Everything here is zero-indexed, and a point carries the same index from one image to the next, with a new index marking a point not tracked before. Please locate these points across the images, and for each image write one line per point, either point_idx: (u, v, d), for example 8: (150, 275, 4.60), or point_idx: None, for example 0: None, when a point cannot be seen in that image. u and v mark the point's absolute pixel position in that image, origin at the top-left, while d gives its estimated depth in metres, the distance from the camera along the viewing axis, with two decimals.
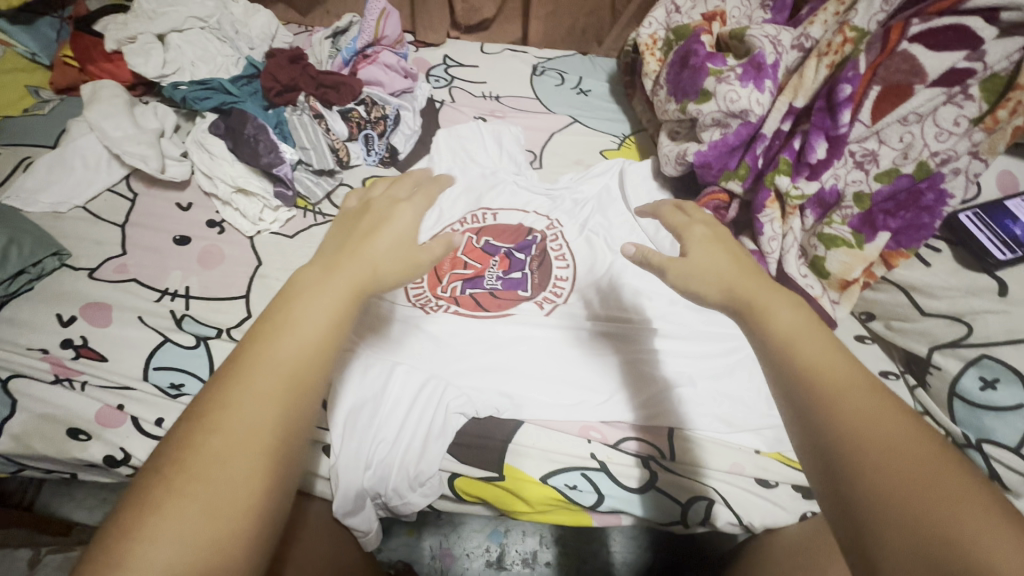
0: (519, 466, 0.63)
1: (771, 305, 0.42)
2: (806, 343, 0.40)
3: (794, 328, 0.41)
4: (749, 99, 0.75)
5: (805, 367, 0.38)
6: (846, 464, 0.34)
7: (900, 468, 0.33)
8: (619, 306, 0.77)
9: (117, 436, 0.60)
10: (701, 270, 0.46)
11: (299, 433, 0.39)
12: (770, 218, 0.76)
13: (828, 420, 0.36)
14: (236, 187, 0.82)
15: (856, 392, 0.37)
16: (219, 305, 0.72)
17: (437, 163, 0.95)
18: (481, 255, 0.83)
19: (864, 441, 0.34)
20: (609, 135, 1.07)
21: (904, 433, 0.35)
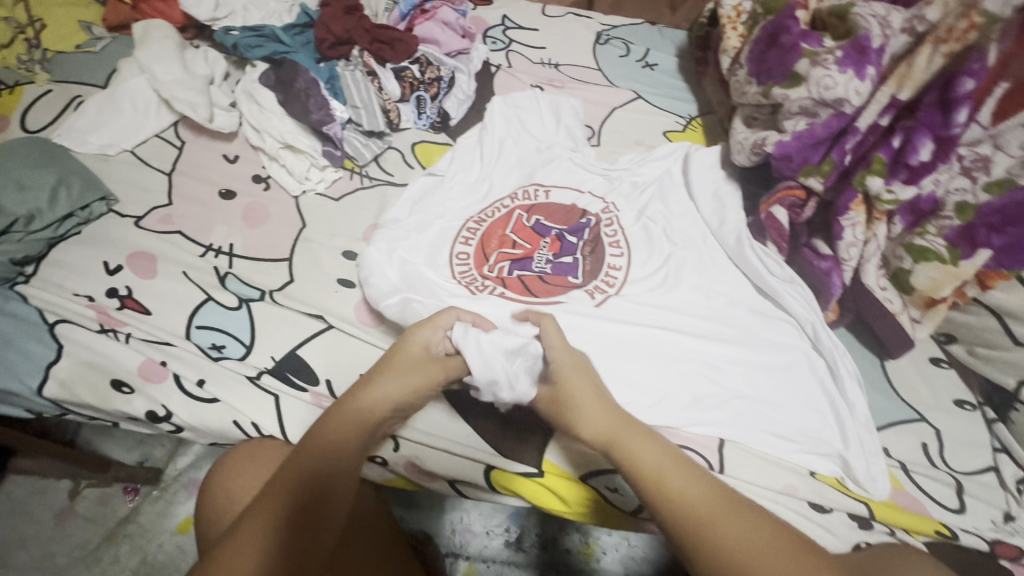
0: (560, 463, 0.60)
1: (633, 438, 0.52)
2: (653, 464, 0.50)
3: (689, 485, 0.49)
4: (846, 88, 0.67)
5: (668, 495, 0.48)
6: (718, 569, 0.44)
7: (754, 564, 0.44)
8: (673, 304, 0.72)
9: (159, 392, 0.59)
10: (587, 415, 0.55)
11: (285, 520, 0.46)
12: (853, 222, 0.69)
13: (694, 534, 0.46)
14: (284, 143, 0.79)
15: (709, 505, 0.47)
16: (262, 266, 0.71)
17: (488, 131, 0.89)
18: (531, 235, 0.79)
19: (722, 547, 0.45)
20: (674, 116, 0.99)
21: (757, 533, 0.46)
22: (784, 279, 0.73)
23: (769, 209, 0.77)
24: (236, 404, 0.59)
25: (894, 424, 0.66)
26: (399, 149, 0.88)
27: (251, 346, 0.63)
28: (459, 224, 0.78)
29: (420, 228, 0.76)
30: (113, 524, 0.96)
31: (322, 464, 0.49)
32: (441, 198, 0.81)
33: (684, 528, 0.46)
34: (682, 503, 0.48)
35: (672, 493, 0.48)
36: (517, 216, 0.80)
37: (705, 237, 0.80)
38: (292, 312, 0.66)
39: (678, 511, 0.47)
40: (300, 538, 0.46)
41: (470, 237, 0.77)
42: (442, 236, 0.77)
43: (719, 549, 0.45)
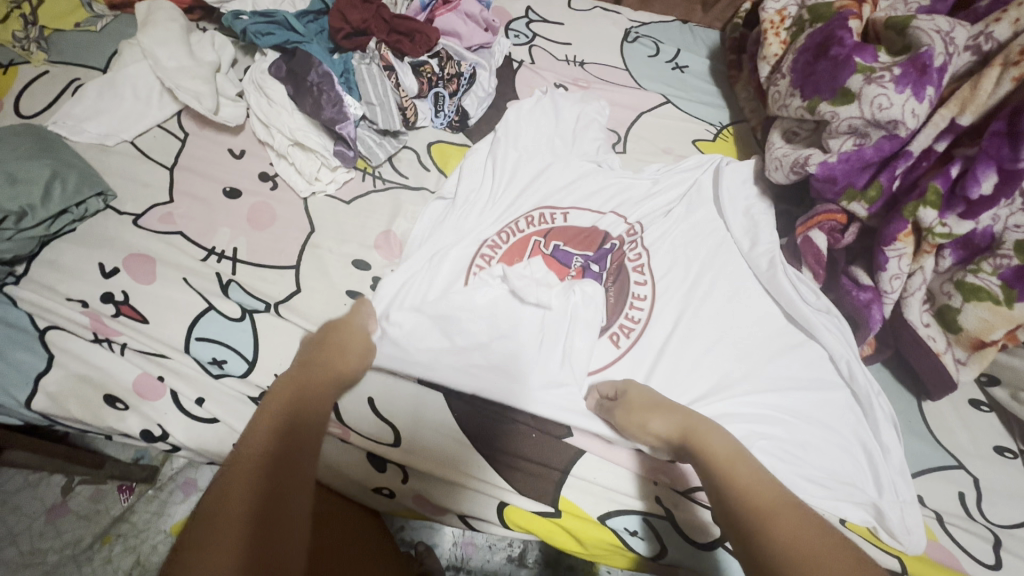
0: (577, 502, 0.57)
1: (701, 435, 0.53)
2: (731, 463, 0.50)
3: (758, 494, 0.47)
4: (903, 109, 0.62)
5: (738, 491, 0.47)
6: (789, 563, 0.42)
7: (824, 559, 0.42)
8: (698, 344, 0.67)
9: (156, 410, 0.56)
10: (655, 417, 0.55)
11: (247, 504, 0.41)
12: (899, 254, 0.64)
13: (766, 528, 0.44)
14: (293, 140, 0.75)
15: (774, 504, 0.47)
16: (267, 274, 0.66)
17: (500, 142, 0.82)
18: (553, 264, 0.72)
19: (791, 543, 0.43)
20: (705, 123, 0.94)
21: (822, 538, 0.44)
22: (819, 309, 0.69)
23: (806, 233, 0.72)
24: (236, 426, 0.56)
25: (931, 470, 0.62)
26: (414, 149, 0.83)
27: (253, 363, 0.59)
28: (473, 250, 0.71)
29: (428, 252, 0.70)
30: (107, 522, 0.93)
31: (294, 406, 0.50)
32: (458, 213, 0.75)
33: (753, 523, 0.45)
34: (750, 501, 0.47)
35: (744, 489, 0.48)
36: (534, 242, 0.75)
37: (735, 259, 0.76)
38: (298, 326, 0.62)
39: (749, 505, 0.46)
40: (291, 460, 0.46)
41: (487, 266, 0.70)
42: (455, 269, 0.69)
43: (788, 543, 0.43)
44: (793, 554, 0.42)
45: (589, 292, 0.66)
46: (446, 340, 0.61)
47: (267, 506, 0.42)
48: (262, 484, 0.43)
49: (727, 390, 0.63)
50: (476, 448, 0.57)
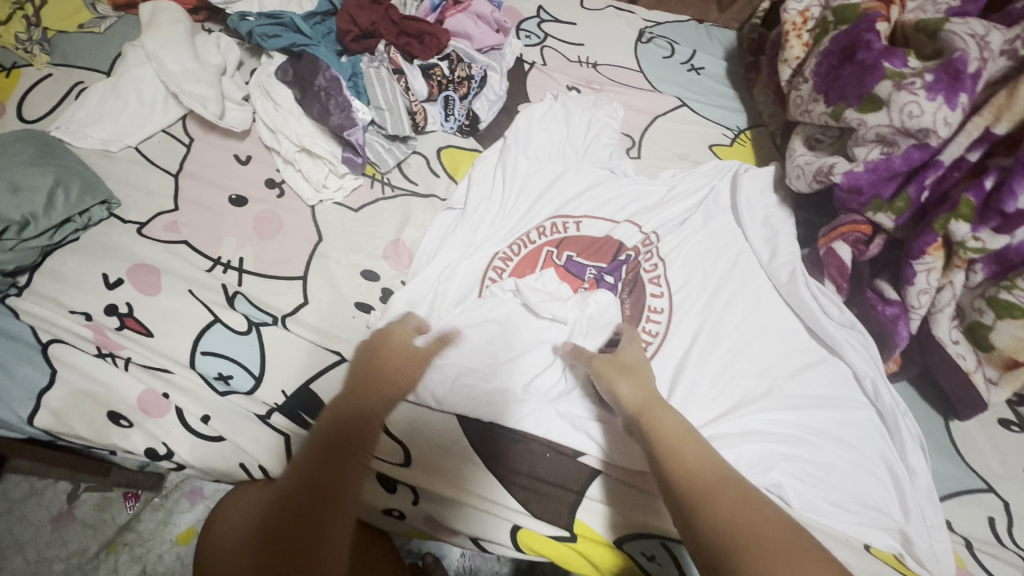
0: (592, 525, 0.55)
1: (658, 407, 0.50)
2: (682, 436, 0.47)
3: (699, 460, 0.45)
4: (934, 117, 0.60)
5: (677, 458, 0.45)
6: (716, 544, 0.39)
7: (759, 545, 0.39)
8: (716, 365, 0.65)
9: (160, 428, 0.55)
10: (624, 380, 0.54)
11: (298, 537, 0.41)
12: (928, 268, 0.62)
13: (699, 504, 0.42)
14: (300, 146, 0.73)
15: (717, 480, 0.43)
16: (274, 285, 0.65)
17: (509, 150, 0.80)
18: (566, 276, 0.71)
19: (723, 519, 0.41)
20: (721, 127, 0.92)
21: (768, 522, 0.41)
22: (842, 323, 0.67)
23: (829, 243, 0.70)
24: (242, 445, 0.55)
25: (959, 494, 0.60)
26: (424, 155, 0.81)
27: (260, 378, 0.58)
28: (484, 263, 0.71)
29: (439, 269, 0.68)
30: (112, 532, 0.92)
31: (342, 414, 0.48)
32: (468, 229, 0.73)
33: (688, 497, 0.42)
34: (689, 474, 0.44)
35: (687, 459, 0.45)
36: (546, 254, 0.73)
37: (754, 270, 0.73)
38: (305, 341, 0.61)
39: (686, 478, 0.44)
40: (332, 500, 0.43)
41: (498, 279, 0.70)
42: (466, 283, 0.69)
43: (719, 521, 0.41)
44: (720, 535, 0.40)
45: (604, 303, 0.66)
46: (459, 354, 0.61)
47: (304, 542, 0.41)
48: (303, 531, 0.42)
49: (748, 411, 0.61)
50: (487, 467, 0.56)
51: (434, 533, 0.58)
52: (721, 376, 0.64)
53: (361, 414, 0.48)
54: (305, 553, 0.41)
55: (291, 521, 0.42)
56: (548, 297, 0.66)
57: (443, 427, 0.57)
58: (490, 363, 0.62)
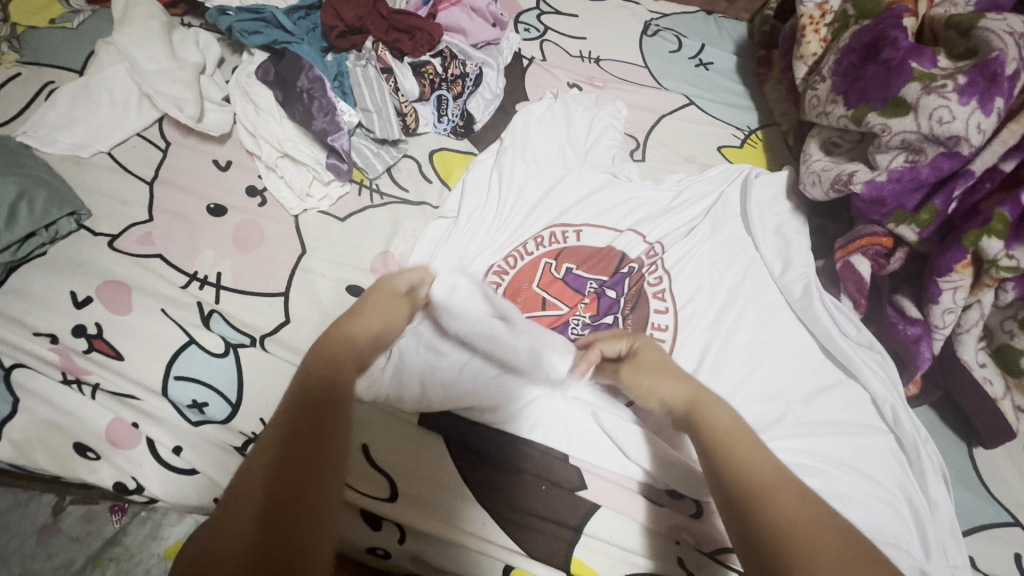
0: (590, 564, 0.51)
1: (709, 402, 0.49)
2: (739, 435, 0.46)
3: (756, 458, 0.44)
4: (967, 123, 0.55)
5: (734, 456, 0.44)
6: (774, 543, 0.39)
7: (826, 557, 0.38)
8: (725, 388, 0.61)
9: (128, 462, 0.52)
10: (657, 382, 0.52)
11: (274, 473, 0.37)
12: (955, 286, 0.57)
13: (763, 502, 0.41)
14: (283, 152, 0.69)
15: (782, 480, 0.42)
16: (254, 303, 0.61)
17: (507, 154, 0.76)
18: (566, 292, 0.67)
19: (784, 519, 0.40)
20: (731, 127, 0.87)
21: (831, 527, 0.40)
22: (859, 343, 0.63)
23: (847, 256, 0.65)
24: (216, 477, 0.52)
25: (986, 528, 0.56)
26: (416, 158, 0.77)
27: (237, 406, 0.54)
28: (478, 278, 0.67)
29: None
30: (99, 544, 0.82)
31: (314, 382, 0.42)
32: (460, 242, 0.69)
33: (749, 495, 0.42)
34: (748, 471, 0.43)
35: (745, 458, 0.44)
36: (544, 266, 0.69)
37: (765, 282, 0.69)
38: (285, 363, 0.57)
39: (749, 477, 0.42)
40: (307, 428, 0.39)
41: None
42: None
43: (783, 522, 0.40)
44: (785, 537, 0.39)
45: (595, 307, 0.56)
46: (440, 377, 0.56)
47: (282, 475, 0.37)
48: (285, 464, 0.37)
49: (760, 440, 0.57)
50: (478, 501, 0.52)
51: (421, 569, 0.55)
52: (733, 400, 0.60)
53: (332, 379, 0.43)
54: (279, 491, 0.36)
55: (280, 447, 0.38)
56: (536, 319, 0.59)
57: (429, 455, 0.54)
58: (473, 392, 0.55)
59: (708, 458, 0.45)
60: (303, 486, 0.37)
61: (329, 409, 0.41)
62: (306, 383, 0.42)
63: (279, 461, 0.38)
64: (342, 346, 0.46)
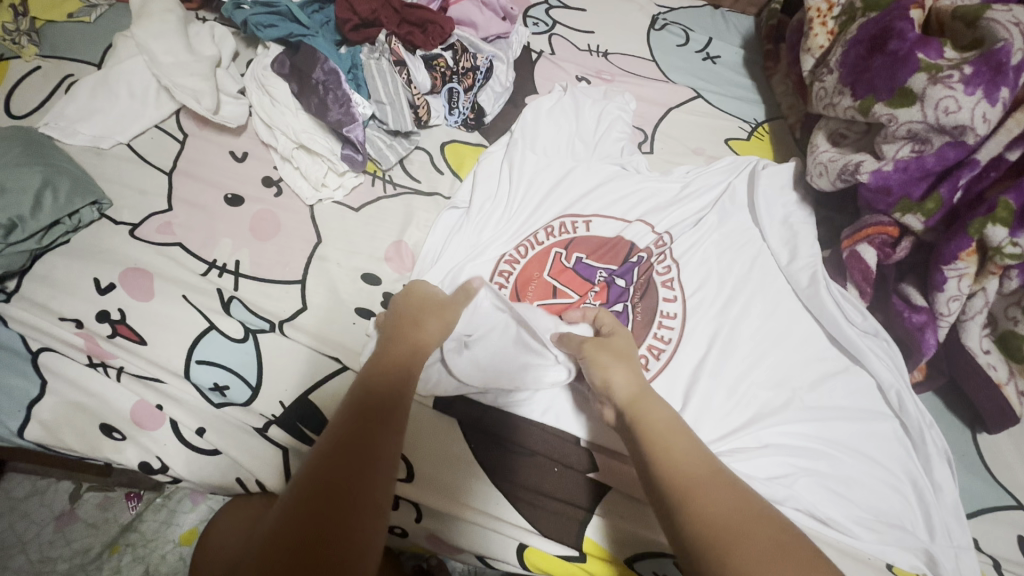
0: (602, 544, 0.52)
1: (646, 405, 0.49)
2: (667, 437, 0.46)
3: (683, 459, 0.44)
4: (972, 113, 0.56)
5: (662, 458, 0.45)
6: (698, 545, 0.39)
7: (745, 551, 0.37)
8: (732, 375, 0.62)
9: (152, 442, 0.54)
10: (610, 371, 0.53)
11: (333, 471, 0.39)
12: (960, 274, 0.58)
13: (682, 503, 0.41)
14: (298, 143, 0.70)
15: (704, 477, 0.43)
16: (272, 290, 0.62)
17: (517, 146, 0.77)
18: (576, 280, 0.68)
19: (706, 519, 0.40)
20: (738, 120, 0.88)
21: (758, 520, 0.40)
22: (864, 330, 0.64)
23: (853, 246, 0.66)
24: (238, 459, 0.53)
25: (989, 511, 0.57)
26: (427, 151, 0.78)
27: (257, 389, 0.56)
28: (489, 267, 0.68)
29: (444, 273, 0.65)
30: (115, 531, 0.81)
31: (369, 397, 0.45)
32: (471, 232, 0.70)
33: (671, 498, 0.42)
34: (670, 473, 0.43)
35: (667, 458, 0.44)
36: (554, 255, 0.70)
37: (772, 272, 0.70)
38: (303, 348, 0.58)
39: (670, 478, 0.43)
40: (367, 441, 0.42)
41: (505, 284, 0.67)
42: None
43: (704, 523, 0.39)
44: (704, 537, 0.39)
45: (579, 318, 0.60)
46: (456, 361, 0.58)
47: (344, 478, 0.39)
48: (342, 468, 0.39)
49: (767, 424, 0.58)
50: (492, 482, 0.54)
51: (437, 547, 0.56)
52: (741, 386, 0.61)
53: (388, 397, 0.46)
54: (342, 491, 0.38)
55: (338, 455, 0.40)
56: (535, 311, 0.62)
57: (448, 438, 0.55)
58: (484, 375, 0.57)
59: (643, 461, 0.46)
60: (360, 485, 0.39)
61: (390, 410, 0.45)
62: (360, 398, 0.45)
63: (339, 462, 0.39)
64: (411, 354, 0.52)
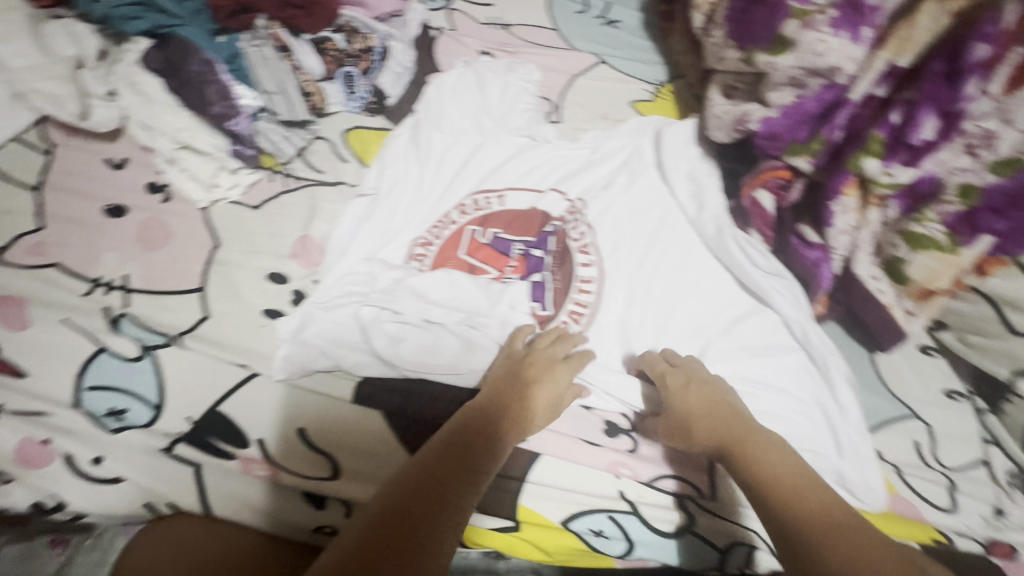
0: (536, 511, 0.54)
1: (727, 416, 0.53)
2: (761, 446, 0.49)
3: (774, 463, 0.48)
4: (840, 53, 0.60)
5: (760, 462, 0.48)
6: (815, 537, 0.42)
7: (863, 538, 0.41)
8: (652, 330, 0.64)
9: (47, 480, 0.50)
10: (680, 400, 0.55)
11: (415, 529, 0.40)
12: (844, 209, 0.63)
13: (788, 503, 0.44)
14: (180, 142, 0.66)
15: (808, 481, 0.46)
16: (167, 302, 0.58)
17: (422, 126, 0.77)
18: (492, 256, 0.68)
19: (825, 512, 0.43)
20: (642, 82, 0.89)
21: (853, 513, 0.44)
22: (769, 272, 0.67)
23: (752, 193, 0.71)
24: (148, 483, 0.50)
25: (885, 423, 0.63)
26: (328, 139, 0.74)
27: (160, 407, 0.52)
28: (403, 251, 0.67)
29: (356, 261, 0.64)
30: None
31: (460, 440, 0.46)
32: (380, 219, 0.68)
33: (773, 498, 0.45)
34: (772, 475, 0.47)
35: (773, 466, 0.47)
36: (470, 233, 0.69)
37: (682, 226, 0.72)
38: (206, 358, 0.55)
39: (772, 484, 0.46)
40: (436, 497, 0.42)
41: (421, 268, 0.66)
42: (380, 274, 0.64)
43: (817, 518, 0.43)
44: (823, 528, 0.42)
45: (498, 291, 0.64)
46: (384, 353, 0.57)
47: (391, 538, 0.39)
48: (385, 526, 0.39)
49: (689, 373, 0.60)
50: None
51: None
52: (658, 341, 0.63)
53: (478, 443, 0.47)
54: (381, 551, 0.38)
55: (419, 512, 0.41)
56: (446, 288, 0.63)
57: (374, 429, 0.53)
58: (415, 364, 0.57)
59: (738, 469, 0.49)
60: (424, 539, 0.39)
61: (470, 452, 0.46)
62: (452, 446, 0.46)
63: (405, 517, 0.40)
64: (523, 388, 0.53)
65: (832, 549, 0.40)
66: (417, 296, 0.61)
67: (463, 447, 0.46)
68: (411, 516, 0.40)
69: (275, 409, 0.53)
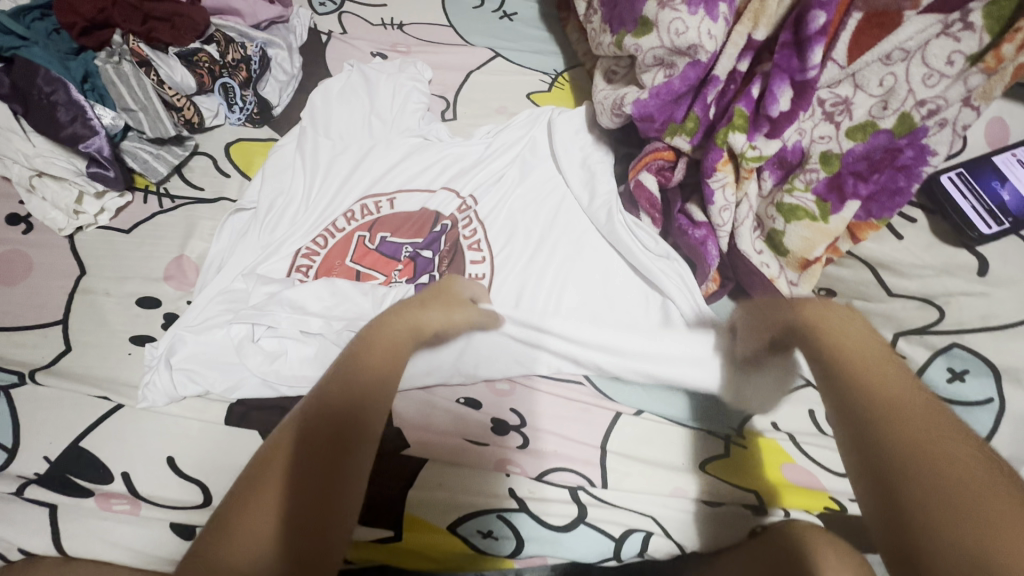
0: (422, 517, 0.53)
1: (839, 332, 0.44)
2: (872, 361, 0.41)
3: (888, 381, 0.39)
4: (699, 31, 0.58)
5: (876, 376, 0.40)
6: (896, 464, 0.35)
7: (948, 469, 0.34)
8: None
9: None
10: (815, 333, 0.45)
11: (318, 489, 0.42)
12: (721, 183, 0.62)
13: (883, 419, 0.37)
14: (35, 169, 0.63)
15: (920, 400, 0.38)
16: (26, 338, 0.56)
17: (307, 134, 0.74)
18: (380, 260, 0.66)
19: (909, 434, 0.36)
20: (538, 73, 0.88)
21: (951, 442, 0.35)
22: (658, 254, 0.66)
23: (637, 175, 0.69)
24: None
25: None
26: (208, 154, 0.72)
27: (14, 450, 0.50)
28: (285, 263, 0.65)
29: (231, 279, 0.62)
30: None
31: (350, 397, 0.47)
32: (260, 233, 0.66)
33: (932, 413, 0.38)
34: (923, 398, 0.39)
35: (889, 382, 0.39)
36: (357, 239, 0.68)
37: (576, 215, 0.72)
38: (64, 393, 0.53)
39: (881, 402, 0.38)
40: (341, 456, 0.44)
41: (304, 279, 0.64)
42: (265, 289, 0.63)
43: (909, 440, 0.36)
44: (906, 452, 0.35)
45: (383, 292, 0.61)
46: (259, 370, 0.55)
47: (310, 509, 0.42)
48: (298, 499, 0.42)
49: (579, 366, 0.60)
50: None
51: None
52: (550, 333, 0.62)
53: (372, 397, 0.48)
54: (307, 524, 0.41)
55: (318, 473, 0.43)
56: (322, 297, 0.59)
57: (246, 450, 0.51)
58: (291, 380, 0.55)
59: (830, 379, 0.41)
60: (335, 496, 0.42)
61: (363, 408, 0.47)
62: (343, 398, 0.47)
63: (308, 482, 0.42)
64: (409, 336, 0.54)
65: (913, 481, 0.34)
66: (296, 307, 0.58)
67: (362, 404, 0.47)
68: (312, 475, 0.43)
69: (137, 440, 0.51)
